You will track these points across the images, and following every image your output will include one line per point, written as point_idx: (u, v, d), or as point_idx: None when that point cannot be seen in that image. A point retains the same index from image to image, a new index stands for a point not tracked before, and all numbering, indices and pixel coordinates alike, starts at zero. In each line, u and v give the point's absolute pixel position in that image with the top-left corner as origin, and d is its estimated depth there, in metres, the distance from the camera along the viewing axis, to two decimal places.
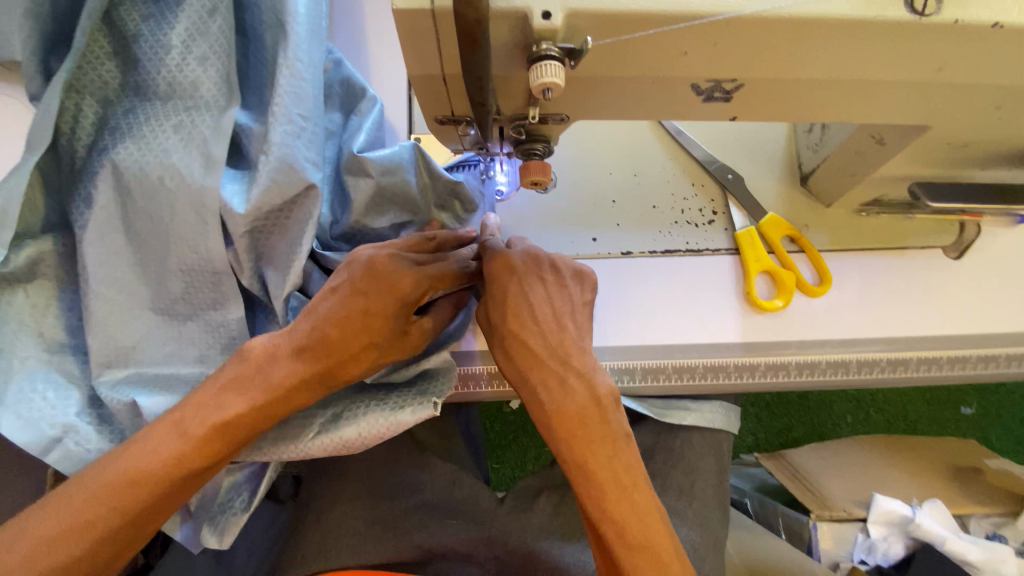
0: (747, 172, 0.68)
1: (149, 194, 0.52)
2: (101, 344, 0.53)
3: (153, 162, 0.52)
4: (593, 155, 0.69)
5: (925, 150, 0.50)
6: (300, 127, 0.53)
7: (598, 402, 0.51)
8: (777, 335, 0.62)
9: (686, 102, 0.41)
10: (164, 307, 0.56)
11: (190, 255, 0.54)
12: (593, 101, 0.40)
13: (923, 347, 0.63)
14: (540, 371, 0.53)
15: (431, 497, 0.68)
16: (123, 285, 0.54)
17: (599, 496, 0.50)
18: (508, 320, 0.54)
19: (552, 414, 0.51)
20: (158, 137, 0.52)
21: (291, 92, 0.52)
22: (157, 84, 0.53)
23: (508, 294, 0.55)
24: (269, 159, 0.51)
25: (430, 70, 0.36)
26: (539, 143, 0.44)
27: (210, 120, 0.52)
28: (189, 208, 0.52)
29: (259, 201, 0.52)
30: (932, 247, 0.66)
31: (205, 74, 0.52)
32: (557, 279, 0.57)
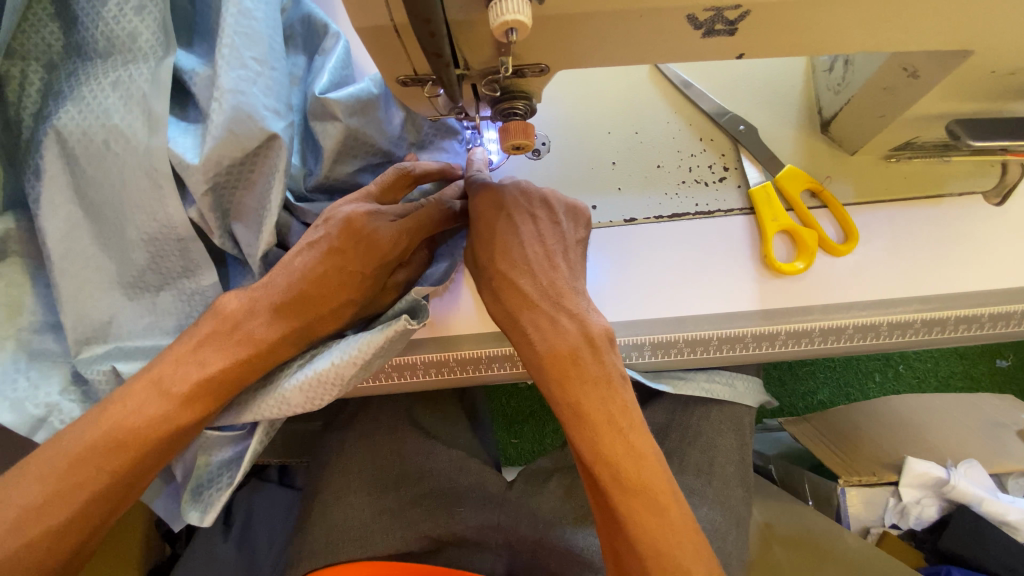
0: (762, 120, 0.61)
1: (95, 159, 0.49)
2: (75, 320, 0.51)
3: (96, 125, 0.48)
4: (589, 111, 0.62)
5: (966, 81, 0.43)
6: (255, 72, 0.49)
7: (591, 342, 0.48)
8: (796, 300, 0.58)
9: (684, 39, 0.35)
10: (132, 280, 0.53)
11: (149, 222, 0.51)
12: (574, 45, 0.35)
13: (962, 306, 0.57)
14: (530, 312, 0.49)
15: (438, 486, 0.65)
16: (89, 259, 0.51)
17: (594, 437, 0.46)
18: (498, 259, 0.51)
19: (545, 356, 0.47)
20: (98, 97, 0.48)
21: (242, 33, 0.49)
22: (96, 40, 0.48)
23: (496, 231, 0.51)
24: (219, 106, 0.47)
25: (376, 19, 0.31)
26: (519, 100, 0.39)
27: (147, 72, 0.48)
28: (140, 172, 0.49)
29: (212, 152, 0.48)
30: (972, 193, 0.59)
31: (143, 24, 0.48)
32: (548, 218, 0.54)
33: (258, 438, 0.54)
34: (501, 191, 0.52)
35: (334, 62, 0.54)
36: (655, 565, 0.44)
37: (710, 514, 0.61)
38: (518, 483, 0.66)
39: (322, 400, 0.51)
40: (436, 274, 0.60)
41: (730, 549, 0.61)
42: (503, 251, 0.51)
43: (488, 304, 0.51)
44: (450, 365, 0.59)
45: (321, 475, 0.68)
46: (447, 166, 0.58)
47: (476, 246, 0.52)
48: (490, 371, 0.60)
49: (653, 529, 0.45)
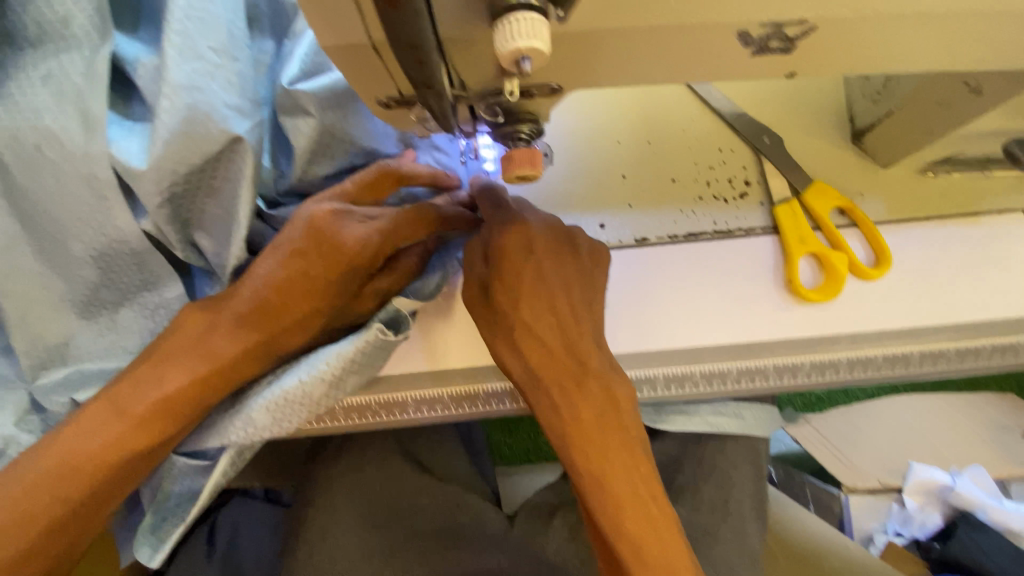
0: (790, 130, 0.55)
1: (28, 168, 0.41)
2: (28, 343, 0.45)
3: (24, 126, 0.40)
4: (597, 119, 0.56)
5: None
6: (213, 64, 0.41)
7: (615, 408, 0.43)
8: (826, 328, 0.52)
9: (729, 58, 0.30)
10: (85, 298, 0.46)
11: (97, 237, 0.43)
12: (597, 66, 0.29)
13: (999, 334, 0.53)
14: (559, 374, 0.44)
15: (434, 524, 0.61)
16: (33, 275, 0.44)
17: (616, 514, 0.42)
18: (520, 306, 0.45)
19: (568, 422, 0.43)
20: (27, 95, 0.40)
21: (194, 18, 0.41)
22: (24, 27, 0.40)
23: (522, 281, 0.46)
24: (171, 105, 0.40)
25: (353, 39, 0.25)
26: (525, 123, 0.33)
27: (82, 63, 0.41)
28: (78, 182, 0.41)
29: (161, 155, 0.40)
30: (1013, 211, 0.54)
31: (78, 6, 0.40)
32: (573, 262, 0.48)
33: (221, 467, 0.46)
34: (527, 228, 0.47)
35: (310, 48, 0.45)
36: None
37: (724, 555, 0.58)
38: (520, 519, 0.62)
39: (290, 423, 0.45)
40: (431, 287, 0.49)
41: None
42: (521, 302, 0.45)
43: (502, 354, 0.45)
44: (443, 403, 0.53)
45: (305, 514, 0.62)
46: (441, 173, 0.51)
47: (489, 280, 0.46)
48: (490, 406, 0.55)
49: None
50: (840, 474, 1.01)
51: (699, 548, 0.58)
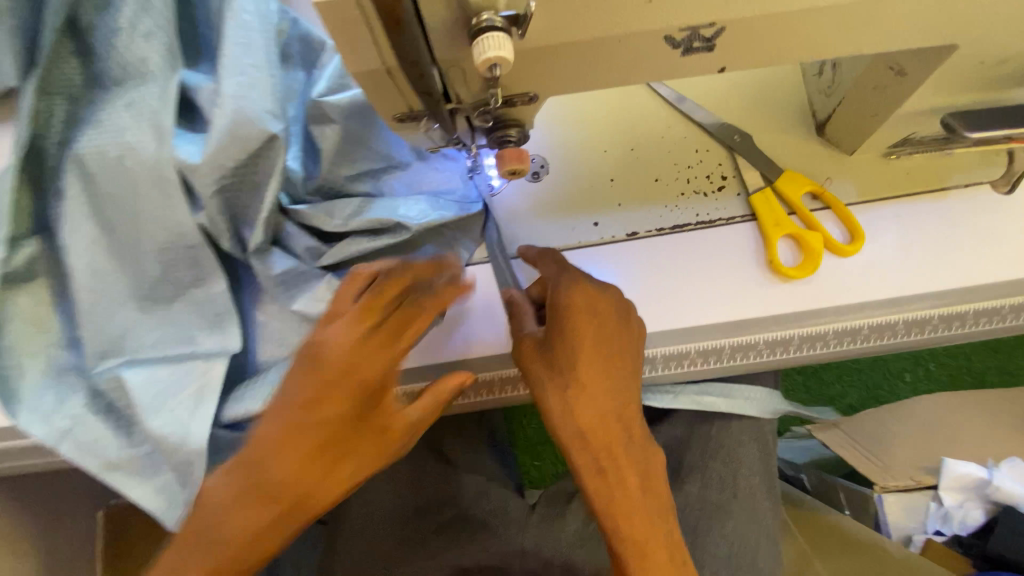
0: (758, 128, 0.62)
1: (109, 175, 0.50)
2: (96, 334, 0.52)
3: (110, 143, 0.50)
4: (585, 131, 0.63)
5: (951, 76, 0.43)
6: (253, 77, 0.51)
7: (646, 481, 0.48)
8: (808, 302, 0.56)
9: (667, 58, 0.37)
10: (145, 292, 0.53)
11: (162, 232, 0.52)
12: (561, 73, 0.36)
13: (979, 298, 0.56)
14: (610, 435, 0.47)
15: (462, 513, 0.65)
16: (104, 273, 0.52)
17: (630, 535, 0.47)
18: (572, 356, 0.47)
19: (607, 458, 0.47)
20: (113, 120, 0.51)
21: (240, 43, 0.51)
22: (112, 68, 0.52)
23: (579, 335, 0.47)
24: (223, 110, 0.50)
25: (371, 64, 0.33)
26: (513, 128, 0.41)
27: (156, 90, 0.51)
28: (149, 182, 0.50)
29: (214, 148, 0.50)
30: (978, 184, 0.58)
31: (153, 49, 0.52)
32: (618, 321, 0.49)
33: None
34: (583, 283, 0.49)
35: (335, 64, 0.55)
36: None
37: (737, 529, 0.61)
38: (541, 506, 0.66)
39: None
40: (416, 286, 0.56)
41: (762, 563, 0.60)
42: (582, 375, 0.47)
43: (558, 412, 0.47)
44: (465, 390, 0.59)
45: (347, 507, 0.68)
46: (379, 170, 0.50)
47: (551, 347, 0.48)
48: (508, 393, 0.60)
49: None
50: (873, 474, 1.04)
51: (712, 523, 0.61)
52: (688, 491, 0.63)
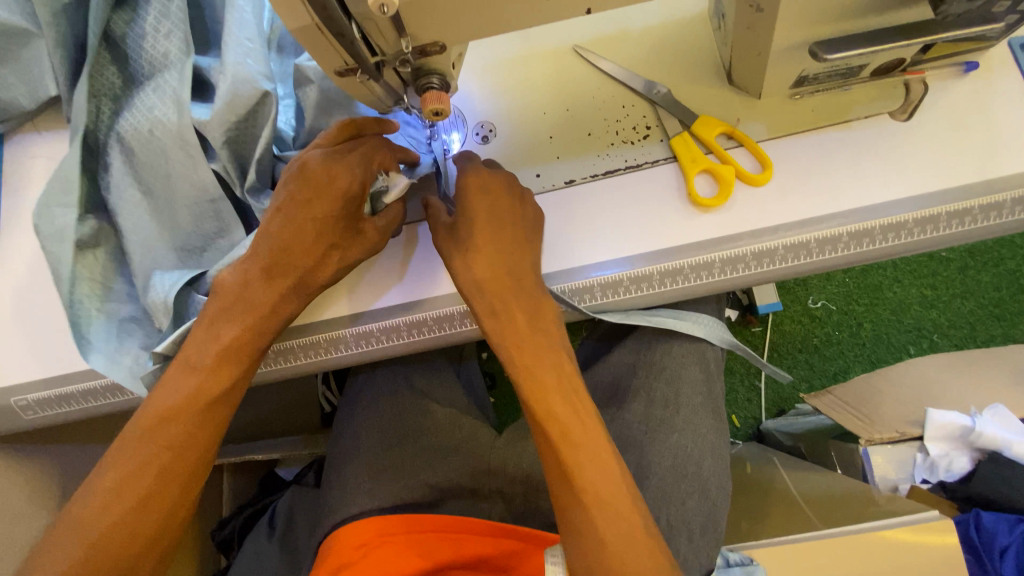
0: (676, 82, 0.70)
1: (149, 149, 0.63)
2: (147, 279, 0.65)
3: (145, 122, 0.63)
4: (528, 97, 0.72)
5: (806, 6, 0.50)
6: (248, 49, 0.61)
7: (532, 320, 0.60)
8: (722, 230, 0.64)
9: (539, 5, 0.44)
10: (182, 243, 0.66)
11: (194, 192, 0.64)
12: (454, 24, 0.45)
13: (883, 215, 0.62)
14: (501, 283, 0.60)
15: (436, 441, 0.74)
16: (153, 232, 0.65)
17: (549, 390, 0.57)
18: (478, 233, 0.61)
19: (511, 316, 0.60)
20: (147, 104, 0.63)
21: (237, 23, 0.62)
22: (144, 66, 0.65)
23: (478, 216, 0.62)
24: (225, 76, 0.60)
25: (302, 22, 0.42)
26: (435, 76, 0.50)
27: (176, 75, 0.63)
28: (178, 149, 0.62)
29: (219, 107, 0.60)
30: (878, 114, 0.65)
31: (172, 43, 0.63)
32: (513, 210, 0.63)
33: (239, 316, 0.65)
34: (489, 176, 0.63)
35: None
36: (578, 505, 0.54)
37: (680, 442, 0.66)
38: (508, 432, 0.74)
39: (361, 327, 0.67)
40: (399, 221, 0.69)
41: (705, 473, 0.66)
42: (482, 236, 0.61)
43: (460, 269, 0.61)
44: (428, 324, 0.68)
45: (338, 443, 0.77)
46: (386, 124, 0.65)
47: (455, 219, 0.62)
48: (466, 326, 0.68)
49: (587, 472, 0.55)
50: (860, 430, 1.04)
51: (656, 436, 0.67)
52: (635, 409, 0.69)
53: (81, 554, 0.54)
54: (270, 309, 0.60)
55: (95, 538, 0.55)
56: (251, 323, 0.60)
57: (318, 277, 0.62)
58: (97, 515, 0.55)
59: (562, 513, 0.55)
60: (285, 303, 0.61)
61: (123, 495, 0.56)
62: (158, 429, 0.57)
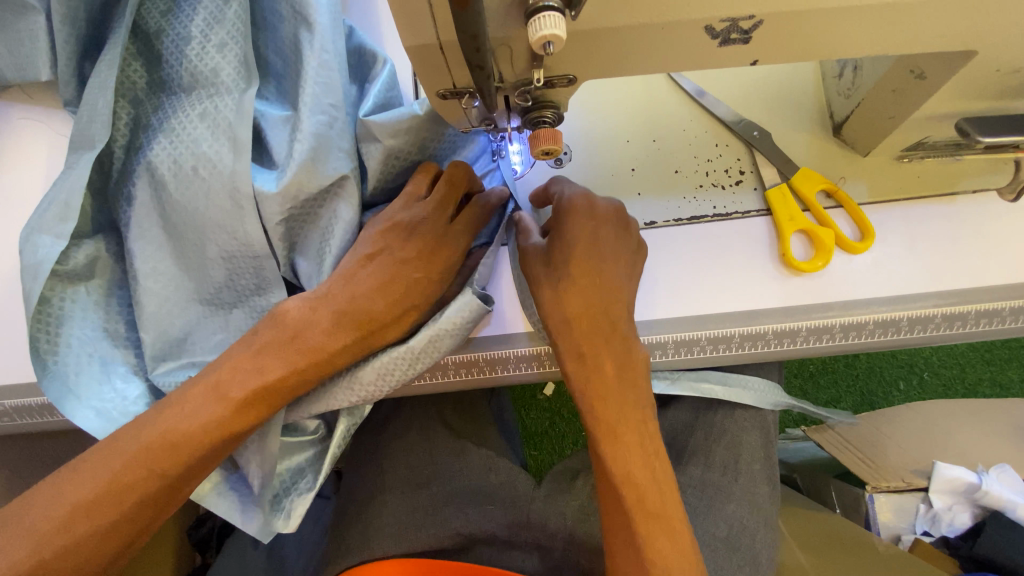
0: (775, 127, 0.64)
1: (182, 184, 0.53)
2: (155, 336, 0.53)
3: (185, 153, 0.53)
4: (609, 121, 0.65)
5: (973, 82, 0.45)
6: (333, 114, 0.53)
7: (620, 372, 0.55)
8: (816, 297, 0.59)
9: (702, 49, 0.37)
10: (207, 296, 0.56)
11: (229, 241, 0.54)
12: (600, 60, 0.37)
13: (982, 300, 0.58)
14: (593, 326, 0.55)
15: (470, 484, 0.69)
16: (169, 277, 0.54)
17: (623, 450, 0.55)
18: (574, 259, 0.56)
19: (597, 370, 0.54)
20: (187, 129, 0.53)
21: (318, 75, 0.53)
22: (181, 77, 0.54)
23: (576, 244, 0.57)
24: (303, 145, 0.52)
25: (425, 39, 0.34)
26: (549, 109, 0.42)
27: (231, 102, 0.53)
28: (224, 194, 0.53)
29: (290, 183, 0.52)
30: (985, 190, 0.60)
31: (225, 60, 0.53)
32: (602, 228, 0.57)
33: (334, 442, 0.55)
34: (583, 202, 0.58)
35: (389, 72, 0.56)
36: None
37: (737, 512, 0.64)
38: (547, 481, 0.70)
39: (394, 378, 0.53)
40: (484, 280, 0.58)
41: (759, 546, 0.63)
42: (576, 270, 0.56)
43: (555, 306, 0.55)
44: (480, 365, 0.60)
45: (362, 477, 0.71)
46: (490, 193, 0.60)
47: (551, 251, 0.57)
48: (520, 370, 0.61)
49: (665, 549, 0.53)
50: (867, 474, 0.98)
51: (712, 504, 0.64)
52: (691, 472, 0.66)
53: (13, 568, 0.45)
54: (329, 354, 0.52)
55: (53, 525, 0.46)
56: (302, 367, 0.51)
57: (389, 335, 0.54)
58: (77, 483, 0.47)
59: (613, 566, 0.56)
60: (341, 355, 0.52)
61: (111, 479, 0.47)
62: (155, 458, 0.48)
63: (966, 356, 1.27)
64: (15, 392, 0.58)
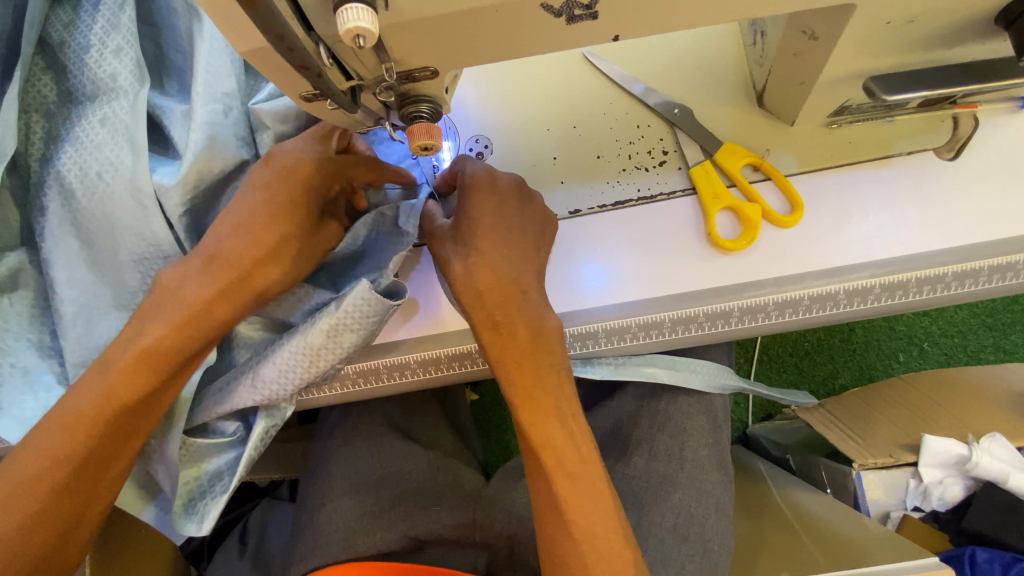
0: (698, 101, 0.62)
1: (89, 190, 0.54)
2: (75, 343, 0.55)
3: (89, 160, 0.54)
4: (529, 109, 0.64)
5: (865, 37, 0.43)
6: (228, 106, 0.55)
7: (528, 341, 0.51)
8: (745, 275, 0.57)
9: (553, 29, 0.36)
10: (125, 301, 0.57)
11: (139, 243, 0.55)
12: (449, 49, 0.36)
13: (920, 267, 0.55)
14: (500, 297, 0.51)
15: (418, 486, 0.69)
16: (85, 285, 0.56)
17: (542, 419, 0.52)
18: (478, 232, 0.52)
19: (510, 342, 0.51)
20: (90, 136, 0.54)
21: (209, 69, 0.54)
22: (84, 85, 0.55)
23: (484, 216, 0.52)
24: (196, 134, 0.53)
25: (256, 43, 0.34)
26: (423, 104, 0.41)
27: (128, 105, 0.54)
28: (127, 196, 0.54)
29: (188, 173, 0.53)
30: (921, 151, 0.58)
31: (123, 65, 0.55)
32: (508, 201, 0.54)
33: (253, 443, 0.56)
34: (486, 174, 0.54)
35: None
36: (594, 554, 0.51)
37: (683, 500, 0.62)
38: (497, 478, 0.70)
39: (294, 376, 0.54)
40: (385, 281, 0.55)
41: (709, 533, 0.61)
42: (480, 241, 0.51)
43: (456, 274, 0.52)
44: (413, 367, 0.59)
45: (310, 484, 0.70)
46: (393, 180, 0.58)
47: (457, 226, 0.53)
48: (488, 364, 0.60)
49: (594, 516, 0.51)
50: (853, 452, 0.89)
51: (659, 494, 0.63)
52: (637, 464, 0.65)
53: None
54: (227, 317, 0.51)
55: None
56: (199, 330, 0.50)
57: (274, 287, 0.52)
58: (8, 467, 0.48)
59: (539, 525, 0.53)
60: (222, 304, 0.50)
61: (23, 464, 0.47)
62: (62, 437, 0.48)
63: (968, 322, 1.20)
64: None
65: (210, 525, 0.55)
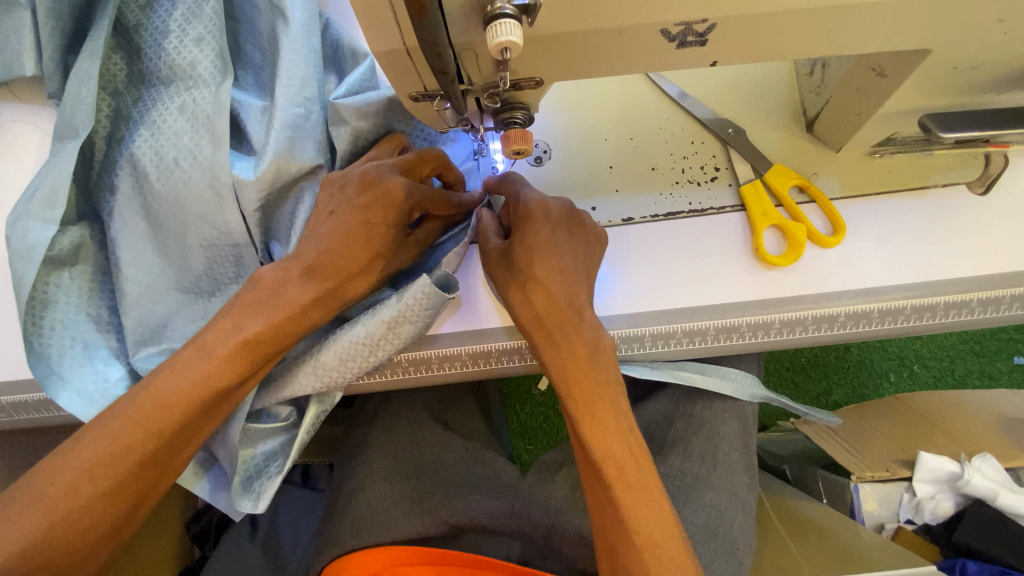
0: (749, 124, 0.66)
1: (162, 174, 0.55)
2: (136, 322, 0.56)
3: (164, 145, 0.55)
4: (588, 119, 0.67)
5: (929, 78, 0.46)
6: (308, 106, 0.57)
7: (584, 357, 0.55)
8: (790, 290, 0.60)
9: (661, 51, 0.39)
10: (188, 284, 0.58)
11: (209, 230, 0.57)
12: (564, 62, 0.39)
13: (951, 291, 0.59)
14: (555, 320, 0.55)
15: (456, 474, 0.71)
16: (150, 266, 0.57)
17: (602, 430, 0.54)
18: (534, 258, 0.57)
19: (568, 362, 0.55)
20: (167, 122, 0.56)
21: (293, 68, 0.56)
22: (160, 69, 0.57)
23: (540, 242, 0.57)
24: (278, 132, 0.55)
25: (393, 44, 0.36)
26: (519, 110, 0.43)
27: (208, 94, 0.56)
28: (202, 183, 0.55)
29: (267, 170, 0.55)
30: (955, 184, 0.62)
31: (203, 55, 0.56)
32: (564, 226, 0.58)
33: (305, 426, 0.57)
34: (542, 201, 0.59)
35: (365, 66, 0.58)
36: (652, 557, 0.52)
37: (714, 499, 0.66)
38: (532, 472, 0.72)
39: (355, 364, 0.56)
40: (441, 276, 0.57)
41: (736, 532, 0.65)
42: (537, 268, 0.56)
43: (515, 303, 0.56)
44: (463, 359, 0.60)
45: (350, 468, 0.72)
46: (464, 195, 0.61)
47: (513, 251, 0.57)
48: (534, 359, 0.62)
49: (647, 518, 0.53)
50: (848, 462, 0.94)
51: (690, 492, 0.66)
52: (670, 462, 0.68)
53: (32, 539, 0.48)
54: (306, 309, 0.53)
55: (61, 489, 0.49)
56: (280, 320, 0.53)
57: (356, 287, 0.56)
58: (92, 441, 0.49)
59: (598, 532, 0.56)
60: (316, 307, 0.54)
61: (110, 438, 0.49)
62: (158, 413, 0.50)
63: (959, 348, 1.26)
64: (7, 387, 0.58)
65: (265, 503, 0.57)
